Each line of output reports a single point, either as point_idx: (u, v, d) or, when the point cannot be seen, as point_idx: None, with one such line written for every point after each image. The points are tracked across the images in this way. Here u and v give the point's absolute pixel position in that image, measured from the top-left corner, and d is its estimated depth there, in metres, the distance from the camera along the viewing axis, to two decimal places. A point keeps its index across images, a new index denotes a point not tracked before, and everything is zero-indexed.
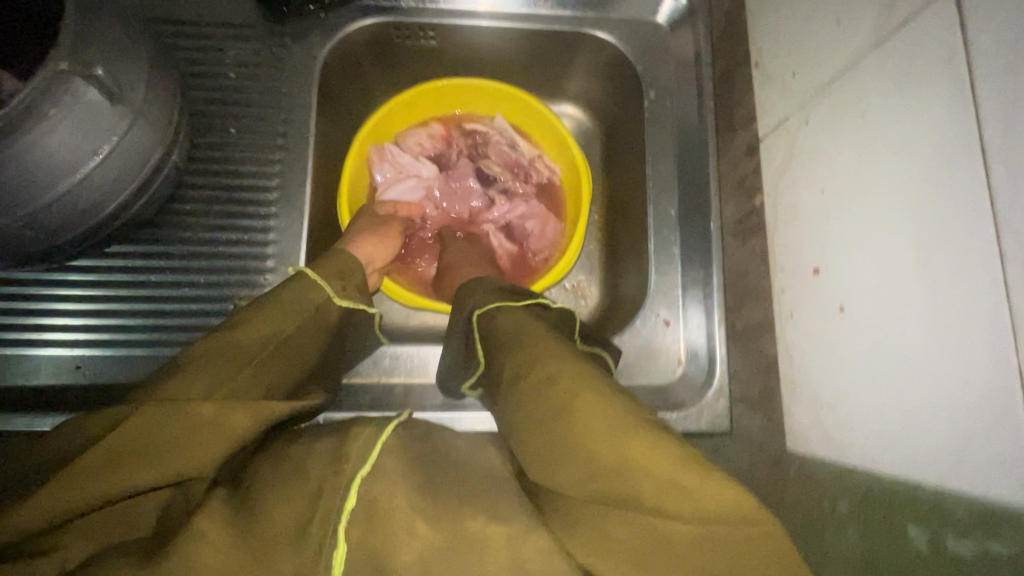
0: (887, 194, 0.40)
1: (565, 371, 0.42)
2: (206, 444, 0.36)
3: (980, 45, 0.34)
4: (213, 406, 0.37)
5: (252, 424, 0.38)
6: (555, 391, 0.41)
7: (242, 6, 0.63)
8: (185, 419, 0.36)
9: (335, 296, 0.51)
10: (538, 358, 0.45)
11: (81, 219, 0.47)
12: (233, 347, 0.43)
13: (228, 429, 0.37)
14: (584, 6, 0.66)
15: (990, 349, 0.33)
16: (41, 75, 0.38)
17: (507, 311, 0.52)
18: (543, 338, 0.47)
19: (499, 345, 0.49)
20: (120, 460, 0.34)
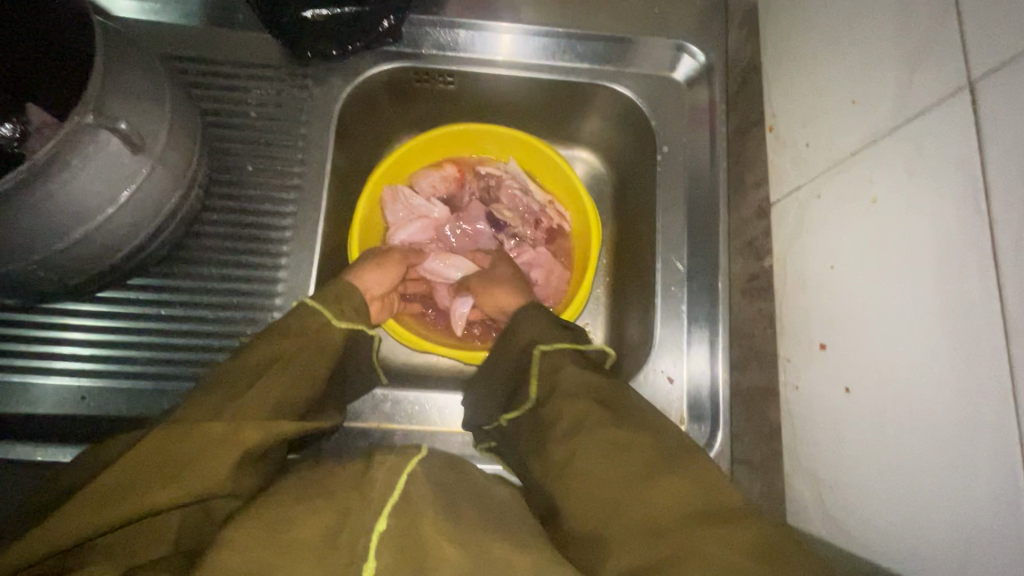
0: (896, 282, 0.40)
1: (595, 412, 0.46)
2: (217, 463, 0.38)
3: (995, 148, 0.34)
4: (222, 425, 0.40)
5: (261, 438, 0.40)
6: (582, 430, 0.45)
7: (266, 47, 0.64)
8: (193, 439, 0.39)
9: (333, 319, 0.50)
10: (576, 397, 0.47)
11: (96, 258, 0.48)
12: (239, 373, 0.45)
13: (236, 445, 0.39)
14: (601, 59, 0.67)
15: (999, 457, 0.32)
16: (67, 128, 0.39)
17: (565, 351, 0.52)
18: (595, 382, 0.49)
19: (546, 384, 0.50)
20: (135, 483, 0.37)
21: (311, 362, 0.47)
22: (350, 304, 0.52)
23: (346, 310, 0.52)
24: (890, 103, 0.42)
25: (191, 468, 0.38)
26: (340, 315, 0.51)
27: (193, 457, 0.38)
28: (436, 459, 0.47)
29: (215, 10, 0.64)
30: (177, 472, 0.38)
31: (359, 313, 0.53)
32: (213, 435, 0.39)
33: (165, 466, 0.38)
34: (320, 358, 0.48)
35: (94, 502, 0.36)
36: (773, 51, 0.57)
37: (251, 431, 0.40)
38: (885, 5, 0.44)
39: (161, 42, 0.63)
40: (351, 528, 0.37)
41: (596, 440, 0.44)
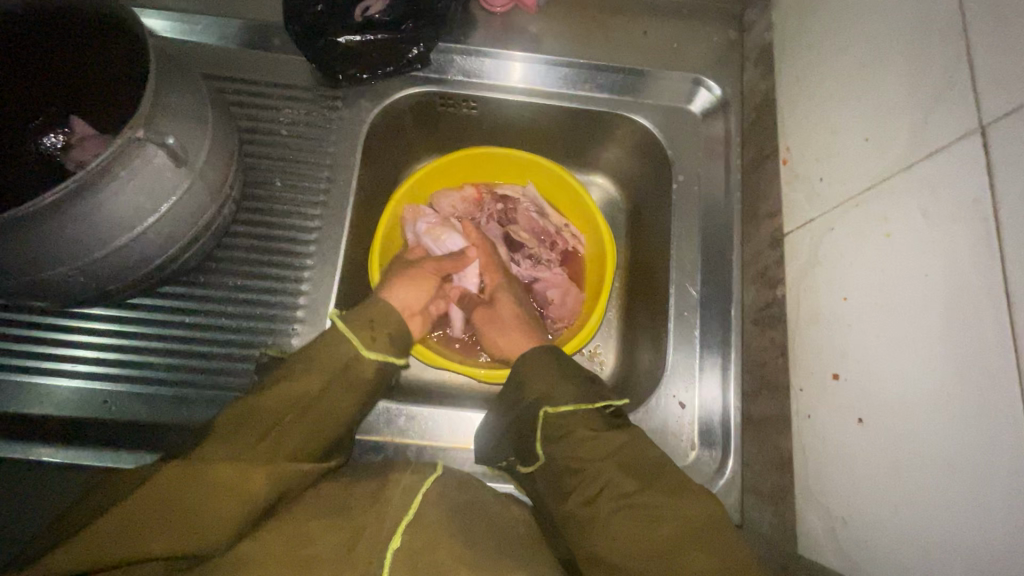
0: (908, 315, 0.41)
1: (617, 477, 0.46)
2: (220, 512, 0.38)
3: (1006, 189, 0.35)
4: (233, 471, 0.40)
5: (272, 486, 0.40)
6: (602, 495, 0.46)
7: (299, 70, 0.67)
8: (207, 485, 0.39)
9: (362, 348, 0.48)
10: (594, 461, 0.47)
11: (132, 267, 0.50)
12: (255, 412, 0.43)
13: (249, 494, 0.39)
14: (621, 90, 0.69)
15: (1012, 494, 0.33)
16: (118, 143, 0.41)
17: (575, 414, 0.50)
18: (616, 445, 0.48)
19: (559, 445, 0.49)
20: (144, 518, 0.37)
21: (333, 404, 0.46)
22: (381, 332, 0.50)
23: (376, 338, 0.50)
24: (902, 143, 0.44)
25: (194, 513, 0.38)
26: (368, 342, 0.49)
27: (208, 506, 0.38)
28: (449, 478, 0.48)
29: (252, 32, 0.68)
30: (182, 515, 0.38)
31: (388, 341, 0.51)
32: (222, 481, 0.39)
33: (173, 506, 0.38)
34: (345, 396, 0.47)
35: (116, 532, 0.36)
36: (788, 88, 0.59)
37: (258, 477, 0.40)
38: (898, 51, 0.46)
39: (200, 61, 0.66)
40: None
41: (617, 505, 0.45)
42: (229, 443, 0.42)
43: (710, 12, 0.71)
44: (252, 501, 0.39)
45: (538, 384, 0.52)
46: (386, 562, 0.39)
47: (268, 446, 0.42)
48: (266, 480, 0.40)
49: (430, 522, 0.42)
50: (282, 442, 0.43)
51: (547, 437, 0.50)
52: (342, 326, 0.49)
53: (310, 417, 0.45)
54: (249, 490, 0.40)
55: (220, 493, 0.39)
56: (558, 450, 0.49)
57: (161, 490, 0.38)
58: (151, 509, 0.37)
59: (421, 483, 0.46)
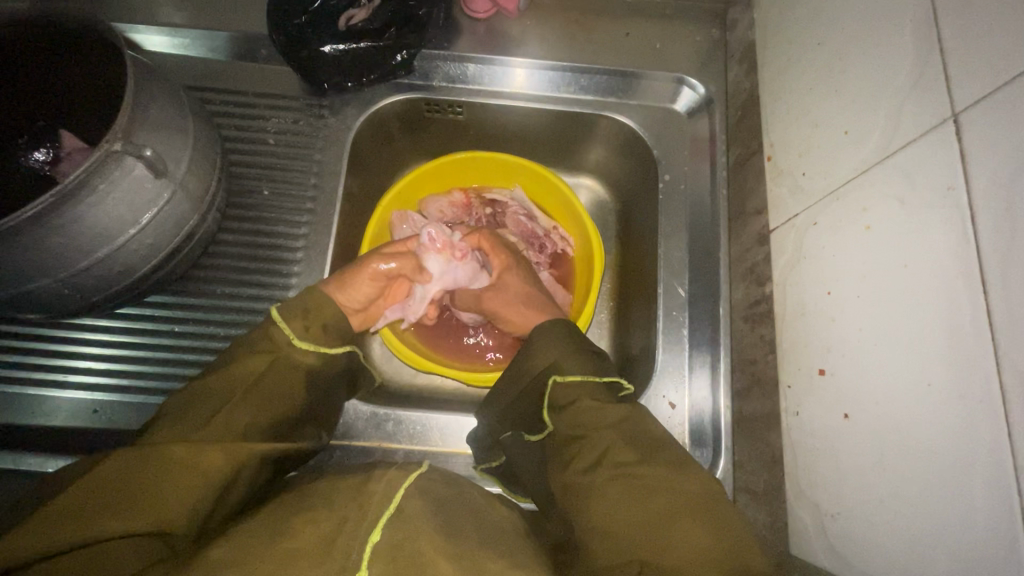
0: (890, 306, 0.40)
1: (616, 445, 0.45)
2: (177, 489, 0.38)
3: (981, 176, 0.35)
4: (182, 448, 0.40)
5: (224, 463, 0.40)
6: (602, 463, 0.45)
7: (286, 81, 0.68)
8: (153, 462, 0.38)
9: (294, 338, 0.51)
10: (595, 428, 0.47)
11: (116, 277, 0.51)
12: (204, 396, 0.45)
13: (199, 472, 0.39)
14: (605, 92, 0.70)
15: (994, 484, 0.32)
16: (97, 156, 0.41)
17: (582, 383, 0.50)
18: (620, 415, 0.48)
19: (563, 412, 0.49)
20: (96, 502, 0.37)
21: (281, 382, 0.48)
22: (314, 322, 0.53)
23: (310, 328, 0.53)
24: (880, 132, 0.44)
25: (148, 492, 0.38)
26: (302, 333, 0.52)
27: (154, 483, 0.38)
28: (436, 476, 0.47)
29: (239, 44, 0.68)
30: (133, 496, 0.37)
31: (323, 330, 0.53)
32: (169, 458, 0.39)
33: (128, 489, 0.37)
34: (290, 373, 0.50)
35: (55, 516, 0.35)
36: (770, 84, 0.59)
37: (209, 453, 0.40)
38: (874, 41, 0.45)
39: (190, 74, 0.67)
40: (349, 537, 0.38)
41: (614, 473, 0.44)
42: (179, 425, 0.42)
43: (693, 12, 0.71)
44: (208, 476, 0.39)
45: (543, 356, 0.54)
46: (365, 556, 0.36)
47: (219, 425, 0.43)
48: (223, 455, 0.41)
49: (414, 513, 0.40)
50: (234, 419, 0.44)
51: (553, 405, 0.50)
52: (279, 316, 0.52)
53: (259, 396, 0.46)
54: (201, 470, 0.39)
55: (168, 470, 0.38)
56: (563, 418, 0.49)
57: (110, 475, 0.37)
58: (104, 492, 0.37)
59: (404, 477, 0.44)
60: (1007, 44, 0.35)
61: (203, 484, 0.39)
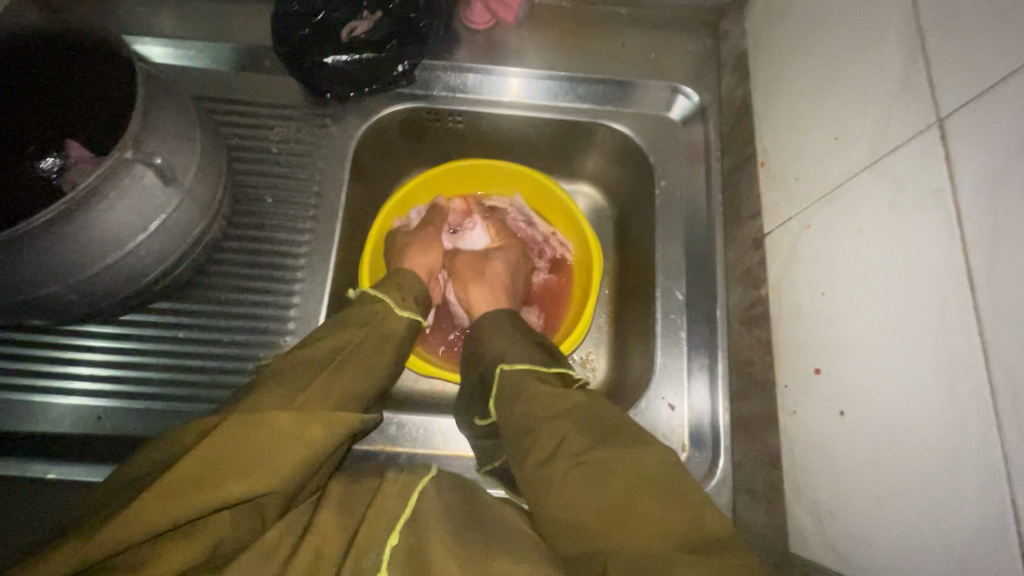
0: (883, 306, 0.42)
1: (571, 435, 0.45)
2: (287, 455, 0.39)
3: (965, 179, 0.36)
4: (292, 417, 0.41)
5: (328, 434, 0.41)
6: (559, 454, 0.45)
7: (288, 91, 0.69)
8: (268, 429, 0.40)
9: (396, 308, 0.54)
10: (548, 419, 0.47)
11: (124, 283, 0.51)
12: (306, 362, 0.47)
13: (307, 440, 0.40)
14: (601, 100, 0.71)
15: (987, 473, 0.33)
16: (108, 164, 0.42)
17: (530, 371, 0.52)
18: (574, 404, 0.48)
19: (514, 403, 0.49)
20: (209, 471, 0.38)
21: (371, 355, 0.50)
22: (408, 295, 0.57)
23: (406, 299, 0.56)
24: (869, 138, 0.45)
25: (262, 461, 0.39)
26: (400, 304, 0.55)
27: (271, 449, 0.39)
28: (445, 479, 0.47)
29: (243, 56, 0.70)
30: (247, 464, 0.38)
31: (415, 304, 0.57)
32: (280, 427, 0.40)
33: (240, 460, 0.38)
34: (382, 347, 0.51)
35: (174, 488, 0.37)
36: (762, 93, 0.61)
37: (314, 425, 0.41)
38: (861, 51, 0.47)
39: (193, 84, 0.68)
40: (368, 538, 0.40)
41: (574, 463, 0.44)
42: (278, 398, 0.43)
43: (685, 23, 0.73)
44: (312, 447, 0.40)
45: (493, 347, 0.56)
46: (387, 558, 0.39)
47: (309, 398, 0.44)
48: (326, 427, 0.41)
49: (423, 517, 0.41)
50: (332, 387, 0.46)
51: (503, 398, 0.51)
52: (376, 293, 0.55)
53: (352, 368, 0.48)
54: (307, 438, 0.40)
55: (283, 438, 0.40)
56: (516, 410, 0.49)
57: (228, 440, 0.39)
58: (216, 459, 0.38)
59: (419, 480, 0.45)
60: (989, 53, 0.36)
61: (309, 450, 0.40)
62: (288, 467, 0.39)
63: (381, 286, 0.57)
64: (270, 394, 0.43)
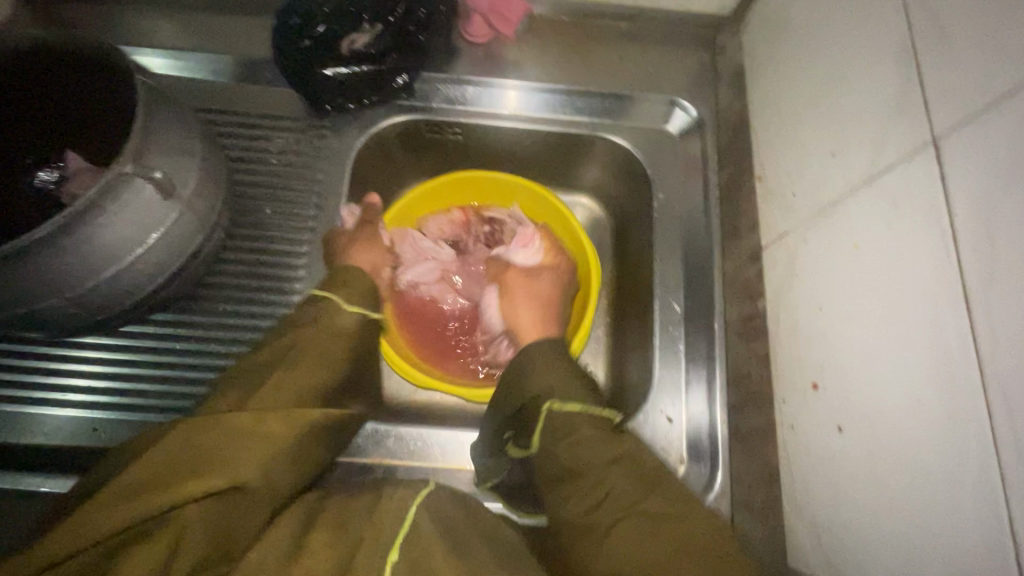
0: (881, 322, 0.42)
1: (622, 487, 0.46)
2: (249, 451, 0.40)
3: (961, 198, 0.37)
4: (250, 416, 0.42)
5: (285, 429, 0.43)
6: (604, 506, 0.46)
7: (288, 103, 0.70)
8: (228, 428, 0.41)
9: (343, 304, 0.54)
10: (598, 467, 0.47)
11: (121, 297, 0.51)
12: (255, 365, 0.49)
13: (266, 433, 0.42)
14: (600, 113, 0.72)
15: (983, 491, 0.33)
16: (106, 178, 0.43)
17: (582, 414, 0.50)
18: (622, 452, 0.48)
19: (562, 446, 0.49)
20: (170, 472, 0.38)
21: (323, 349, 0.51)
22: (354, 289, 0.56)
23: (353, 292, 0.56)
24: (867, 155, 0.46)
25: (226, 455, 0.40)
26: (347, 299, 0.55)
27: (231, 446, 0.40)
28: (444, 491, 0.46)
29: (243, 68, 0.70)
30: (211, 461, 0.39)
31: (365, 299, 0.57)
32: (237, 426, 0.41)
33: (203, 458, 0.39)
34: (332, 340, 0.52)
35: (133, 489, 0.37)
36: (759, 107, 0.61)
37: (270, 418, 0.43)
38: (859, 68, 0.48)
39: (193, 95, 0.69)
40: (367, 554, 0.39)
41: (623, 515, 0.45)
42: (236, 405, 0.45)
43: (684, 37, 0.74)
44: (272, 442, 0.42)
45: (541, 381, 0.53)
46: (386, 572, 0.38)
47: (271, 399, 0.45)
48: (283, 422, 0.43)
49: (423, 533, 0.41)
50: (290, 384, 0.47)
51: (551, 436, 0.50)
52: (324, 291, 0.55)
53: (309, 364, 0.49)
54: (266, 432, 0.42)
55: (245, 436, 0.41)
56: (560, 452, 0.49)
57: (189, 442, 0.40)
58: (178, 460, 0.39)
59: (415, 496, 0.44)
60: (983, 75, 0.37)
61: (269, 445, 0.41)
62: (256, 459, 0.40)
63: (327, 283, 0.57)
64: (230, 398, 0.45)
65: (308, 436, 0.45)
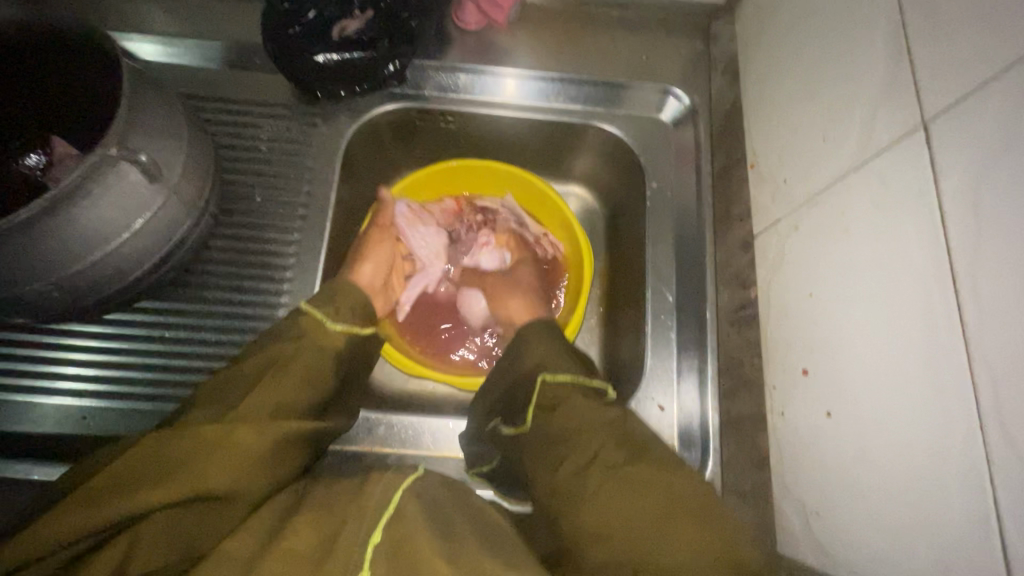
0: (870, 305, 0.42)
1: (606, 449, 0.46)
2: (210, 462, 0.40)
3: (949, 180, 0.37)
4: (214, 428, 0.41)
5: (256, 439, 0.42)
6: (591, 468, 0.45)
7: (278, 90, 0.69)
8: (189, 440, 0.40)
9: (329, 322, 0.52)
10: (585, 432, 0.47)
11: (108, 281, 0.51)
12: (238, 373, 0.47)
13: (232, 446, 0.40)
14: (593, 101, 0.71)
15: (968, 473, 0.34)
16: (90, 159, 0.42)
17: (573, 385, 0.50)
18: (609, 417, 0.48)
19: (554, 413, 0.49)
20: (129, 480, 0.39)
21: (309, 362, 0.48)
22: (343, 305, 0.54)
23: (340, 310, 0.53)
24: (857, 140, 0.45)
25: (185, 467, 0.39)
26: (335, 316, 0.52)
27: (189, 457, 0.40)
28: (433, 478, 0.47)
29: (232, 54, 0.69)
30: (168, 472, 0.39)
31: (352, 315, 0.54)
32: (200, 436, 0.40)
33: (162, 471, 0.39)
34: (318, 355, 0.49)
35: (92, 496, 0.38)
36: (752, 95, 0.61)
37: (241, 430, 0.41)
38: (850, 53, 0.48)
39: (181, 81, 0.68)
40: (348, 544, 0.38)
41: (607, 476, 0.44)
42: (209, 411, 0.44)
43: (677, 25, 0.73)
44: (239, 453, 0.41)
45: (533, 358, 0.54)
46: (367, 557, 0.37)
47: (246, 408, 0.44)
48: (255, 434, 0.42)
49: (409, 516, 0.40)
50: (272, 394, 0.45)
51: (543, 407, 0.50)
52: (307, 305, 0.52)
53: (291, 375, 0.47)
54: (233, 444, 0.41)
55: (206, 447, 0.40)
56: (555, 421, 0.49)
57: (149, 450, 0.40)
58: (138, 468, 0.39)
59: (402, 480, 0.44)
60: (974, 57, 0.36)
61: (236, 456, 0.40)
62: (218, 471, 0.40)
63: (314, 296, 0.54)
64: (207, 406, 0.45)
65: (280, 446, 0.43)
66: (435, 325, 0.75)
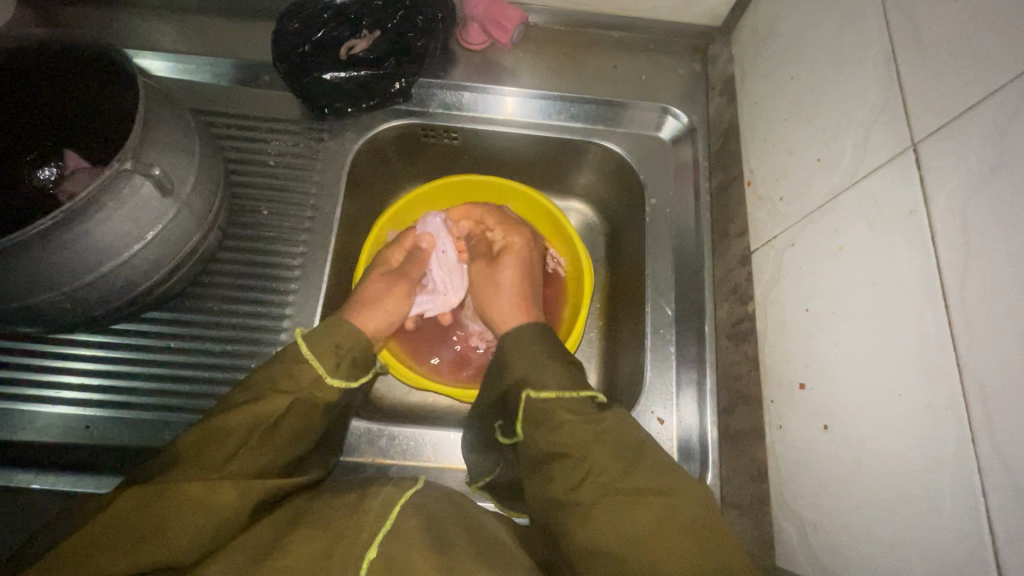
0: (865, 320, 0.43)
1: (603, 463, 0.46)
2: (191, 526, 0.39)
3: (938, 200, 0.38)
4: (199, 486, 0.40)
5: (239, 500, 0.41)
6: (587, 483, 0.45)
7: (287, 106, 0.71)
8: (174, 502, 0.40)
9: (327, 376, 0.52)
10: (580, 445, 0.47)
11: (118, 292, 0.52)
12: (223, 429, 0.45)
13: (217, 507, 0.40)
14: (594, 119, 0.73)
15: (960, 492, 0.34)
16: (107, 174, 0.43)
17: (557, 401, 0.50)
18: (602, 425, 0.48)
19: (543, 430, 0.49)
20: (111, 540, 0.38)
21: (299, 419, 0.49)
22: (345, 358, 0.54)
23: (341, 364, 0.54)
24: (849, 160, 0.47)
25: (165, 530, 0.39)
26: (332, 371, 0.53)
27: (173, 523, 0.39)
28: (432, 491, 0.47)
29: (243, 71, 0.71)
30: (149, 534, 0.38)
31: (351, 367, 0.55)
32: (185, 497, 0.40)
33: (138, 528, 0.39)
34: (310, 412, 0.50)
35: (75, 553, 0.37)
36: (749, 115, 0.63)
37: (224, 488, 0.41)
38: (843, 77, 0.49)
39: (192, 98, 0.70)
40: (347, 554, 0.39)
41: (605, 492, 0.44)
42: (194, 461, 0.43)
43: (676, 47, 0.75)
44: (222, 514, 0.40)
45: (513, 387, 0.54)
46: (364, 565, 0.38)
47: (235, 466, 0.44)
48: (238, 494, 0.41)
49: (410, 531, 0.41)
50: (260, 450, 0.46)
51: (528, 423, 0.50)
52: (309, 355, 0.52)
53: (281, 431, 0.48)
54: (217, 504, 0.40)
55: (189, 509, 0.39)
56: (543, 436, 0.49)
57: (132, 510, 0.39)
58: (120, 529, 0.38)
59: (401, 495, 0.45)
60: (959, 82, 0.38)
61: (221, 516, 0.40)
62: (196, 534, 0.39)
63: (314, 341, 0.53)
64: (192, 457, 0.43)
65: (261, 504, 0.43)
66: (436, 337, 0.77)
